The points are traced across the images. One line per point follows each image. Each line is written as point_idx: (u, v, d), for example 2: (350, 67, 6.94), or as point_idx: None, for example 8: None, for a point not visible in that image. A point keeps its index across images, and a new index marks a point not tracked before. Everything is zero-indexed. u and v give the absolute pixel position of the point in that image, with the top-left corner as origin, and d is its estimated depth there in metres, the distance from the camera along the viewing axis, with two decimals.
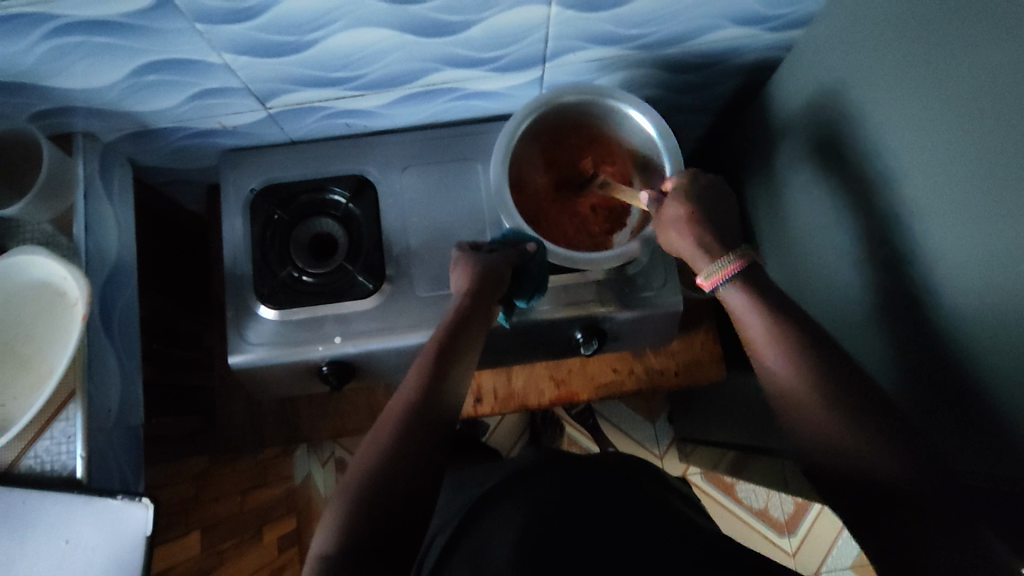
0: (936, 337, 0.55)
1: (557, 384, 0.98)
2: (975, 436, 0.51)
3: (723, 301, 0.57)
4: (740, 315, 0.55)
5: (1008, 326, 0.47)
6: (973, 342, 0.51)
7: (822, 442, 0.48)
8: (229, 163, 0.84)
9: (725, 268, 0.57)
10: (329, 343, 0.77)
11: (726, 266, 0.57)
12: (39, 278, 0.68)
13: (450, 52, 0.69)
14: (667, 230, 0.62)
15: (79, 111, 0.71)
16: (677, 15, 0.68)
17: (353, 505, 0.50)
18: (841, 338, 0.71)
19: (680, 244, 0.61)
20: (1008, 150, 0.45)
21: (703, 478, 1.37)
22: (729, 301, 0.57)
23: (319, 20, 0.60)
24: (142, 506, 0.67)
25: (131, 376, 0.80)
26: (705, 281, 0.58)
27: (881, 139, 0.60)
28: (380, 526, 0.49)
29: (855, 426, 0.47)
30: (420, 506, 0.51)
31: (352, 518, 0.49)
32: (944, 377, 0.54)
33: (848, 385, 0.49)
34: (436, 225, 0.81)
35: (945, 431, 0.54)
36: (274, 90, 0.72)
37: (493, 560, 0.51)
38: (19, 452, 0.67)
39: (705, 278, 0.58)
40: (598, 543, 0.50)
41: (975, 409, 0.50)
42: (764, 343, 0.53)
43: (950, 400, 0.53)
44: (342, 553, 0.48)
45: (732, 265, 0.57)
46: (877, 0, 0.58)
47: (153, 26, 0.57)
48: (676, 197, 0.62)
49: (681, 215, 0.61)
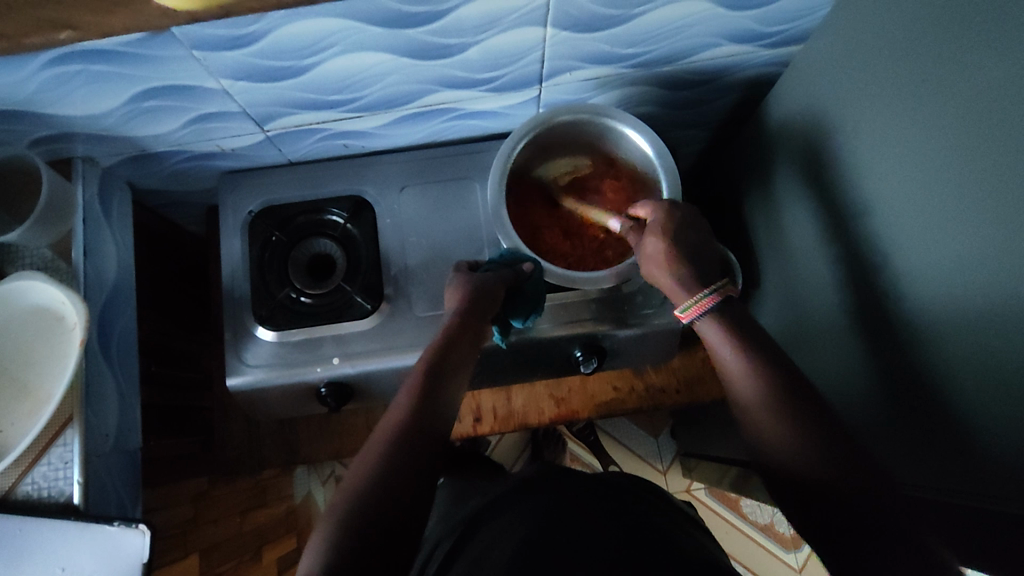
0: (912, 366, 0.55)
1: (557, 403, 0.97)
2: (955, 466, 0.50)
3: (701, 334, 0.60)
4: (716, 348, 0.58)
5: (990, 350, 0.46)
6: (949, 362, 0.50)
7: (784, 451, 0.50)
8: (228, 186, 0.85)
9: (699, 303, 0.59)
10: (327, 364, 0.77)
11: (701, 301, 0.59)
12: (39, 304, 0.68)
13: (444, 74, 0.70)
14: (648, 264, 0.64)
15: (78, 136, 0.71)
16: (670, 35, 0.69)
17: (341, 522, 0.49)
18: (828, 364, 0.71)
19: (661, 277, 0.63)
20: (991, 172, 0.45)
21: (708, 494, 1.35)
22: (706, 333, 0.59)
23: (315, 46, 0.60)
24: (139, 533, 0.66)
25: (129, 399, 0.80)
26: (683, 314, 0.61)
27: (867, 159, 0.60)
28: (371, 535, 0.48)
29: (810, 438, 0.49)
30: (408, 523, 0.50)
31: (340, 532, 0.48)
32: (921, 404, 0.54)
33: (823, 412, 0.51)
34: (434, 245, 0.81)
35: (916, 443, 0.55)
36: (273, 114, 0.73)
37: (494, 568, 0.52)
38: (16, 478, 0.66)
39: (682, 311, 0.61)
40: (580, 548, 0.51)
41: (951, 438, 0.51)
42: (743, 349, 0.56)
43: (924, 426, 0.54)
44: (330, 567, 0.46)
45: (707, 300, 0.59)
46: (870, 18, 0.58)
47: (151, 54, 0.58)
48: (654, 230, 0.64)
49: (659, 248, 0.63)
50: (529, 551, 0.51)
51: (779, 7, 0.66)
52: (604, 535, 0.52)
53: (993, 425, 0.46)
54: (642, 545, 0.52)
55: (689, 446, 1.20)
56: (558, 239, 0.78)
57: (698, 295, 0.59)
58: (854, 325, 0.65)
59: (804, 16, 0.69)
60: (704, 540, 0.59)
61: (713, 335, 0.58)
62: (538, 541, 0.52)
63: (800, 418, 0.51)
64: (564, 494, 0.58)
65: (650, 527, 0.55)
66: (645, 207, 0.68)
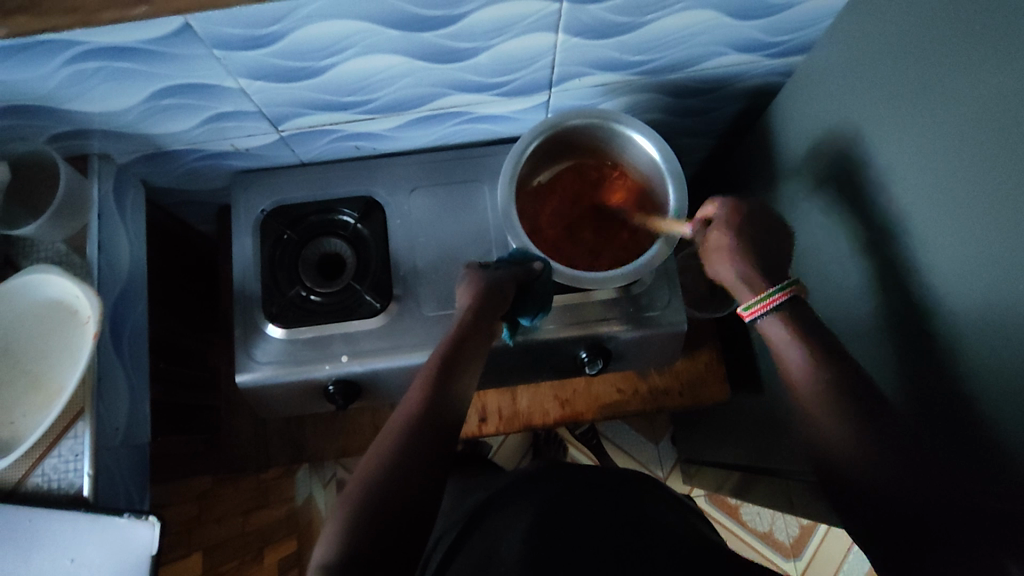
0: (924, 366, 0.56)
1: (562, 404, 0.98)
2: (967, 460, 0.51)
3: (763, 333, 0.59)
4: (781, 347, 0.56)
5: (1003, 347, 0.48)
6: (970, 361, 0.51)
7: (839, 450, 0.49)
8: (241, 185, 0.86)
9: (769, 300, 0.58)
10: (336, 362, 0.78)
11: (771, 297, 0.58)
12: (51, 297, 0.69)
13: (457, 78, 0.71)
14: (713, 259, 0.64)
15: (95, 133, 0.72)
16: (678, 42, 0.70)
17: (354, 511, 0.50)
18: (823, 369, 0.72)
19: (726, 274, 0.63)
20: (999, 178, 0.47)
21: (708, 501, 1.36)
22: (769, 332, 0.58)
23: (332, 47, 0.62)
24: (148, 525, 0.66)
25: (138, 394, 0.80)
26: (745, 312, 0.60)
27: (874, 164, 0.62)
28: (386, 525, 0.49)
29: (864, 438, 0.48)
30: (418, 514, 0.51)
31: (354, 522, 0.49)
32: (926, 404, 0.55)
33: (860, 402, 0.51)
34: (443, 246, 0.82)
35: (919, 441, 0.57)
36: (288, 114, 0.74)
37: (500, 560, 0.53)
38: (27, 470, 0.67)
39: (746, 309, 0.60)
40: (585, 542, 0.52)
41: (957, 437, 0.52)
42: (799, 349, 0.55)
43: (937, 422, 0.55)
44: (345, 557, 0.48)
45: (778, 297, 0.58)
46: (874, 28, 0.60)
47: (172, 52, 0.59)
48: (722, 226, 0.64)
49: (727, 244, 0.63)
50: (535, 544, 0.52)
51: (785, 18, 0.68)
52: (609, 530, 0.53)
53: (1012, 423, 0.47)
54: (651, 542, 0.52)
55: (690, 452, 1.21)
56: (562, 241, 0.79)
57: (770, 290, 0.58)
58: (859, 327, 0.66)
59: (809, 27, 0.71)
60: (707, 532, 0.60)
61: (777, 335, 0.57)
62: (544, 534, 0.53)
63: (847, 410, 0.50)
64: (569, 488, 0.59)
65: (657, 522, 0.56)
66: (714, 202, 0.66)
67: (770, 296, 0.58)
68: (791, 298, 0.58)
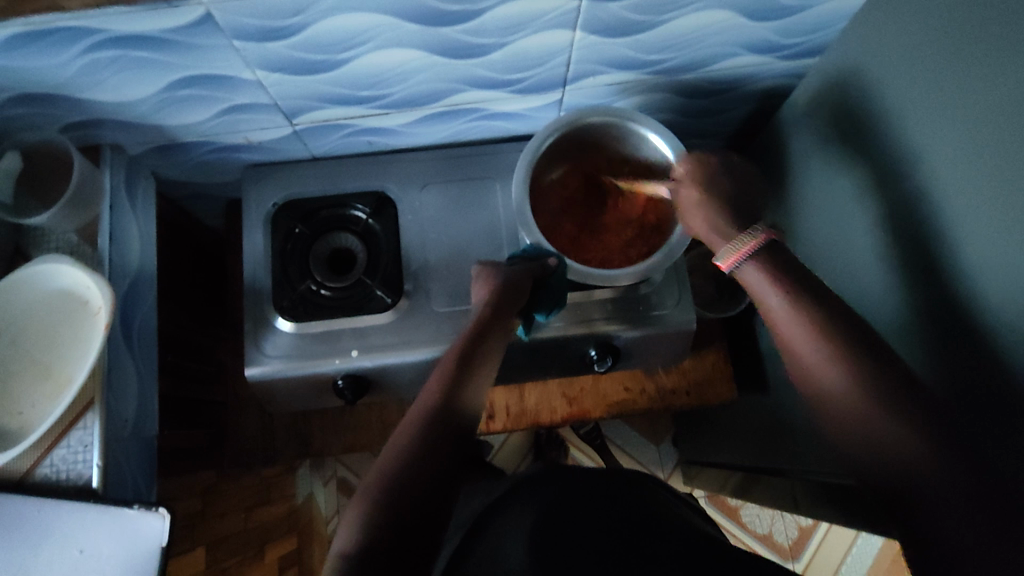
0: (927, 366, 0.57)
1: (569, 402, 0.98)
2: None
3: (742, 282, 0.57)
4: (766, 304, 0.54)
5: (997, 349, 0.48)
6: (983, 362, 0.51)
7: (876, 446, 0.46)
8: (251, 178, 0.85)
9: (744, 248, 0.56)
10: (346, 357, 0.78)
11: (745, 244, 0.57)
12: (62, 287, 0.68)
13: (472, 74, 0.72)
14: (688, 215, 0.64)
15: (108, 123, 0.72)
16: (693, 42, 0.71)
17: (373, 505, 0.50)
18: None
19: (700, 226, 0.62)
20: (1012, 180, 0.47)
21: (708, 502, 1.37)
22: (748, 280, 0.56)
23: (351, 41, 0.62)
24: (158, 517, 0.65)
25: (147, 386, 0.80)
26: (722, 263, 0.58)
27: (880, 165, 0.62)
28: (407, 517, 0.49)
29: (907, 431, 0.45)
30: (435, 509, 0.51)
31: (374, 516, 0.49)
32: None
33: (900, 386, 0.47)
34: (454, 242, 0.82)
35: None
36: (302, 107, 0.74)
37: (510, 556, 0.53)
38: (35, 460, 0.66)
39: (722, 260, 0.58)
40: (596, 540, 0.52)
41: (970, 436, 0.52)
42: (813, 328, 0.50)
43: None
44: (364, 548, 0.48)
45: (752, 243, 0.56)
46: (887, 30, 0.60)
47: (192, 43, 0.59)
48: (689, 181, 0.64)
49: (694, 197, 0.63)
50: (545, 543, 0.52)
51: (798, 20, 0.69)
52: (612, 534, 0.53)
53: None
54: (668, 541, 0.52)
55: (692, 453, 1.21)
56: (575, 239, 0.80)
57: (743, 238, 0.56)
58: None
59: (822, 29, 0.71)
60: (713, 531, 0.61)
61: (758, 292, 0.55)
62: (553, 532, 0.53)
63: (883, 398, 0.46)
64: (578, 487, 0.59)
65: (672, 523, 0.56)
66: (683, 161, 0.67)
67: (741, 245, 0.56)
68: (763, 244, 0.56)
